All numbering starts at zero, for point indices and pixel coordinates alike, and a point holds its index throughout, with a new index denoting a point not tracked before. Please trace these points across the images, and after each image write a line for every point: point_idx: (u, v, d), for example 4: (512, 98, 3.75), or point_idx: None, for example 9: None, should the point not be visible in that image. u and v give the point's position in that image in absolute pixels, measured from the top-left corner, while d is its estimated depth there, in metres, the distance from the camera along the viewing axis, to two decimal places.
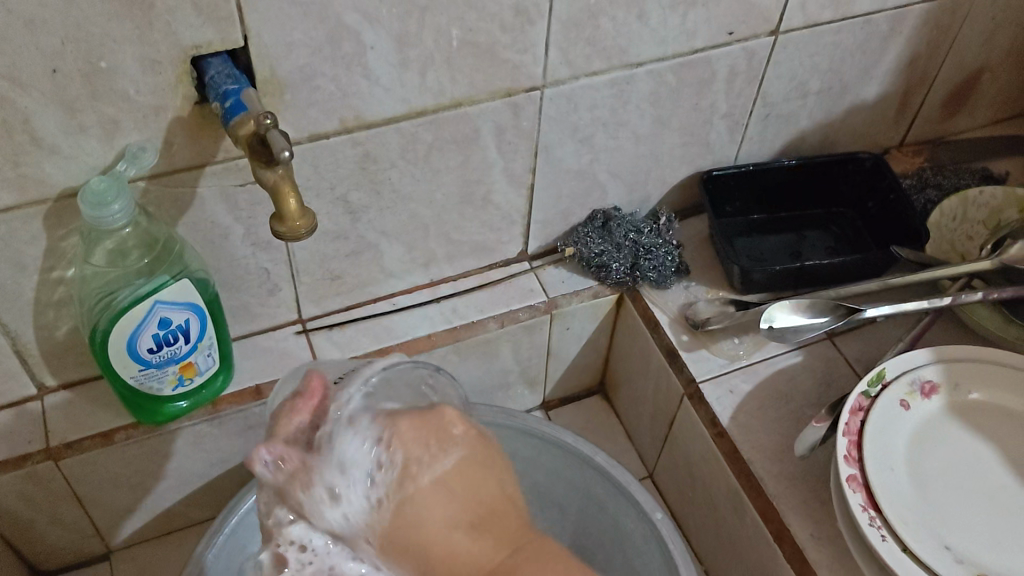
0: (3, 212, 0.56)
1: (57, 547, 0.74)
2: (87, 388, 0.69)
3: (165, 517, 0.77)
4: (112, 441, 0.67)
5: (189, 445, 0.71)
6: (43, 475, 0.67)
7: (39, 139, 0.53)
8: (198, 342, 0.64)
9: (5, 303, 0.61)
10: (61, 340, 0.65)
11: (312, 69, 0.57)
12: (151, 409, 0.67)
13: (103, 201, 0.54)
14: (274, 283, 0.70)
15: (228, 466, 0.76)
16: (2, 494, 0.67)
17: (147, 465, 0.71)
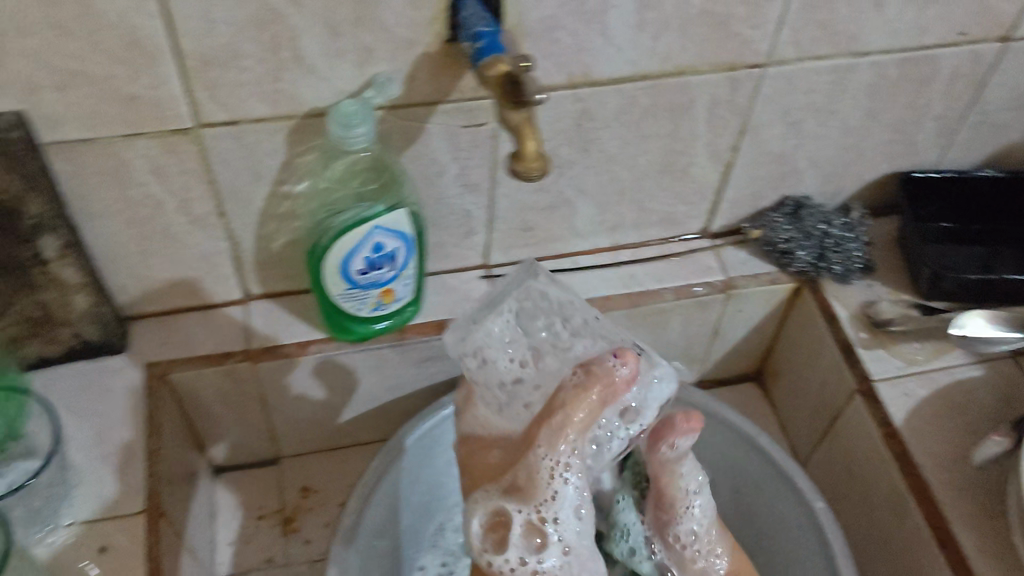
0: (255, 123, 0.60)
1: (235, 446, 0.79)
2: (287, 300, 0.74)
3: (333, 433, 0.82)
4: (306, 352, 0.71)
5: (370, 368, 0.75)
6: (240, 374, 0.72)
7: (301, 58, 0.57)
8: (401, 270, 0.68)
9: (236, 208, 0.65)
10: (275, 252, 0.70)
11: (555, 22, 0.59)
12: (346, 326, 0.71)
13: (349, 123, 0.58)
14: (472, 225, 0.73)
15: (397, 393, 0.79)
16: (203, 386, 0.72)
17: (330, 381, 0.75)
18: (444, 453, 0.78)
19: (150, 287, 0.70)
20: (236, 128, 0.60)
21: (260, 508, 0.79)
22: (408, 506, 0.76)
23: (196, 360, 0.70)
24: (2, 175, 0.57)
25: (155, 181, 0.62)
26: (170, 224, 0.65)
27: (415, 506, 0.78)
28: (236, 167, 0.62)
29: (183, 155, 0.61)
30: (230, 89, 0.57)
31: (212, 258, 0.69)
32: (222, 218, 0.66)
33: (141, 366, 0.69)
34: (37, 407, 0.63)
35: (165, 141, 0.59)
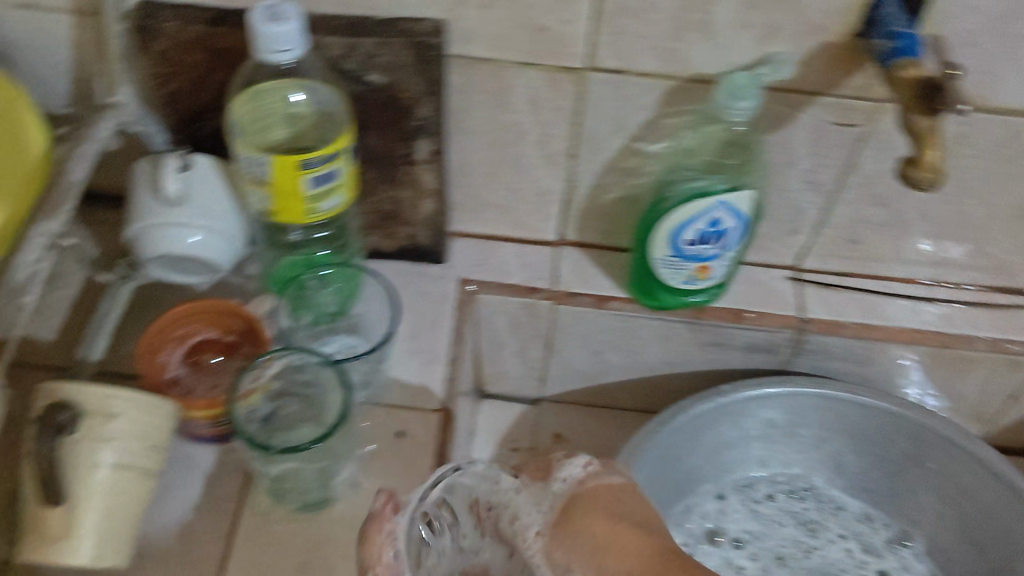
0: (639, 76, 0.62)
1: (506, 375, 0.81)
2: (597, 254, 0.75)
3: (596, 391, 0.82)
4: (605, 306, 0.73)
5: (658, 338, 0.75)
6: (539, 311, 0.74)
7: (708, 23, 0.58)
8: (726, 251, 0.67)
9: (588, 154, 0.68)
10: (605, 205, 0.72)
11: (971, 38, 0.57)
12: (652, 291, 0.71)
13: (736, 95, 0.58)
14: (799, 225, 0.72)
15: (673, 369, 0.79)
16: (501, 313, 0.74)
17: (615, 341, 0.76)
18: (712, 442, 0.75)
19: (481, 210, 0.73)
20: (620, 77, 0.62)
21: (514, 442, 0.80)
22: (663, 482, 0.73)
23: (508, 287, 0.73)
24: (410, 77, 0.60)
25: (527, 111, 0.64)
26: (524, 154, 0.68)
27: (671, 487, 0.74)
28: (604, 114, 0.64)
29: (561, 93, 0.63)
30: (631, 39, 0.59)
31: (545, 195, 0.71)
32: (571, 160, 0.68)
33: (455, 280, 0.73)
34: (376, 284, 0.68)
35: (551, 76, 0.62)
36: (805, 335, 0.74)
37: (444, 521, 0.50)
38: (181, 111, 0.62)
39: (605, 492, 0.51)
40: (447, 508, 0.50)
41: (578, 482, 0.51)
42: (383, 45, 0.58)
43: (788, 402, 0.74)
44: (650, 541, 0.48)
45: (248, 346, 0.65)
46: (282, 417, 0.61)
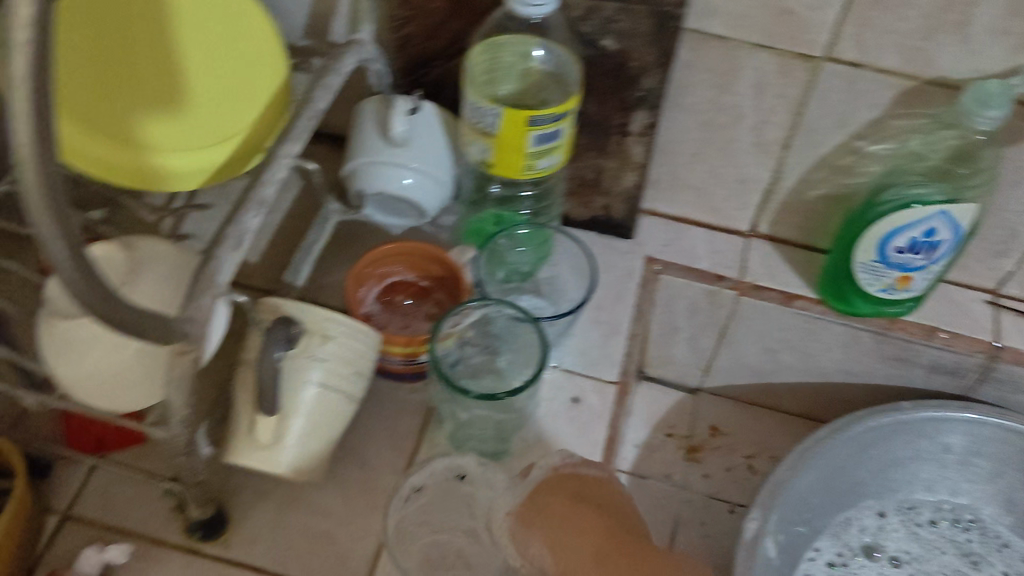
0: (878, 73, 0.60)
1: (673, 358, 0.79)
2: (787, 250, 0.73)
3: (764, 389, 0.80)
4: (791, 304, 0.71)
5: (838, 344, 0.73)
6: (721, 300, 0.72)
7: (966, 25, 0.56)
8: (933, 264, 0.65)
9: (802, 147, 0.66)
10: (807, 202, 0.70)
11: None
12: (845, 295, 0.69)
13: (984, 103, 0.56)
14: (1010, 248, 0.69)
15: (847, 378, 0.77)
16: (681, 297, 0.73)
17: (793, 341, 0.74)
18: (880, 458, 0.72)
19: (677, 190, 0.72)
20: (857, 72, 0.60)
21: (670, 426, 0.79)
22: (825, 491, 0.71)
23: (693, 270, 0.71)
24: (643, 47, 0.58)
25: (750, 95, 0.63)
26: (735, 140, 0.66)
27: (832, 497, 0.72)
28: (830, 108, 0.62)
29: (791, 80, 0.61)
30: (878, 33, 0.57)
31: (747, 184, 0.69)
32: (783, 151, 0.66)
33: (642, 258, 0.72)
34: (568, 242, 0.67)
35: (785, 62, 0.60)
36: (997, 363, 0.71)
37: (447, 496, 0.58)
38: (410, 55, 0.64)
39: (577, 482, 0.57)
40: (433, 497, 0.58)
41: (551, 467, 0.58)
42: (624, 11, 0.57)
43: (969, 427, 0.70)
44: (607, 524, 0.54)
45: (444, 291, 0.65)
46: (469, 363, 0.62)
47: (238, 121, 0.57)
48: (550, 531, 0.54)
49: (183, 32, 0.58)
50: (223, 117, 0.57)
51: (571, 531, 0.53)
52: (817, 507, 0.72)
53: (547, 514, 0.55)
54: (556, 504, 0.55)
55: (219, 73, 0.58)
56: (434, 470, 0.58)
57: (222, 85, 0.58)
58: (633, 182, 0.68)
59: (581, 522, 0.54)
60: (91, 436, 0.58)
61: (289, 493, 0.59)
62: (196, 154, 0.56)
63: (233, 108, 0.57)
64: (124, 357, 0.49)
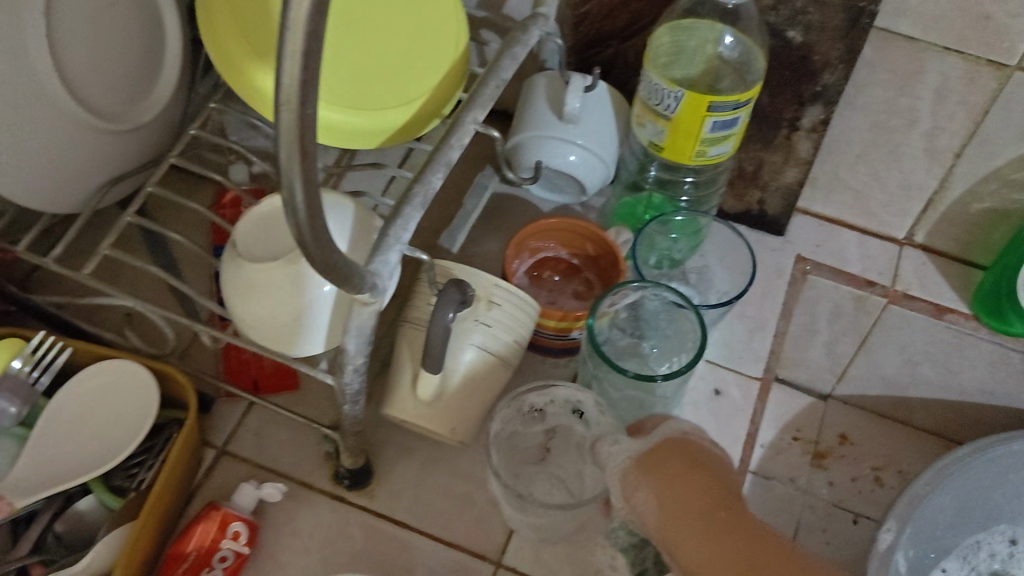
0: None
1: (809, 362, 0.78)
2: (941, 262, 0.72)
3: (896, 402, 0.79)
4: (942, 317, 0.69)
5: (986, 364, 0.71)
6: (868, 306, 0.71)
7: None
8: None
9: (974, 157, 0.64)
10: (970, 215, 0.68)
11: None
12: (1002, 312, 0.67)
13: None
14: None
15: (988, 400, 0.75)
16: (825, 300, 0.72)
17: (937, 355, 0.73)
18: (1018, 485, 0.70)
19: (834, 191, 0.71)
20: None
21: (797, 430, 0.75)
22: (958, 513, 0.70)
23: (843, 273, 0.71)
24: (830, 41, 0.57)
25: (929, 100, 0.61)
26: (904, 144, 0.65)
27: (966, 520, 0.71)
28: (1013, 121, 0.60)
29: (976, 87, 0.59)
30: None
31: (910, 191, 0.68)
32: (954, 160, 0.64)
33: (792, 256, 0.72)
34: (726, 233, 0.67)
35: (973, 69, 0.58)
36: None
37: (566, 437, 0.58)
38: (583, 35, 0.64)
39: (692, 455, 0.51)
40: (557, 441, 0.58)
41: (677, 431, 0.52)
42: (818, 4, 0.56)
43: None
44: (720, 496, 0.48)
45: (593, 270, 0.66)
46: (617, 345, 0.61)
47: (417, 84, 0.58)
48: (664, 499, 0.49)
49: (399, 15, 0.60)
50: (410, 88, 0.58)
51: (680, 506, 0.48)
52: (950, 530, 0.70)
53: (661, 474, 0.50)
54: (675, 461, 0.50)
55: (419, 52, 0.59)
56: (554, 397, 0.56)
57: (416, 61, 0.59)
58: (794, 178, 0.67)
59: (705, 489, 0.49)
60: (248, 378, 0.60)
61: (434, 451, 0.60)
62: (378, 115, 0.56)
63: (411, 73, 0.58)
64: (301, 300, 0.50)
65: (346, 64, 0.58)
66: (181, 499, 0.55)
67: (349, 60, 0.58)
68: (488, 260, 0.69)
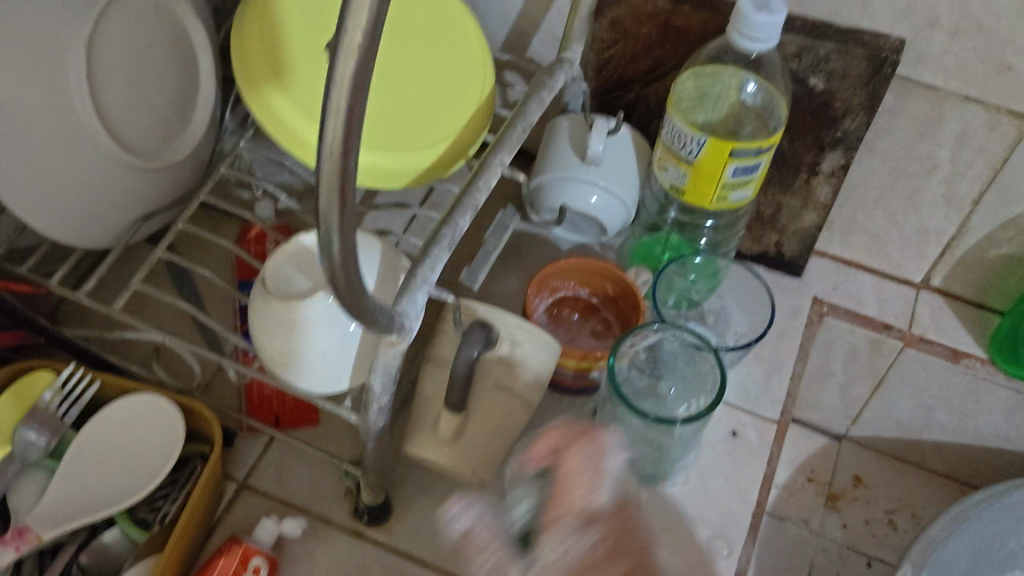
0: None
1: (822, 405, 0.78)
2: (958, 306, 0.72)
3: (910, 445, 0.78)
4: (958, 361, 0.70)
5: (1001, 409, 0.72)
6: (884, 350, 0.71)
7: None
8: None
9: (993, 204, 0.64)
10: (987, 260, 0.68)
11: None
12: (1019, 357, 0.68)
13: None
14: None
15: (1003, 446, 0.75)
16: (841, 342, 0.73)
17: (953, 400, 0.73)
18: None
19: (852, 235, 0.71)
20: None
21: (812, 472, 0.76)
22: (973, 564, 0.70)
23: (859, 317, 0.71)
24: (852, 89, 0.59)
25: (949, 147, 0.62)
26: (923, 190, 0.65)
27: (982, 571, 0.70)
28: None
29: (997, 135, 0.60)
30: None
31: (927, 235, 0.68)
32: (973, 207, 0.65)
33: (809, 298, 0.72)
34: (744, 276, 0.68)
35: (994, 117, 0.59)
36: None
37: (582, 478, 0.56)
38: (604, 78, 0.65)
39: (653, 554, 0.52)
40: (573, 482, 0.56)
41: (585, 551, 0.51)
42: (841, 52, 0.57)
43: None
44: None
45: (612, 309, 0.66)
46: (635, 386, 0.61)
47: (443, 128, 0.59)
48: None
49: (430, 59, 0.62)
50: (437, 130, 0.59)
51: None
52: None
53: None
54: None
55: (446, 95, 0.60)
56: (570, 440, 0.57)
57: (445, 104, 0.60)
58: (812, 222, 0.67)
59: None
60: (269, 412, 0.60)
61: (453, 488, 0.61)
62: (406, 157, 0.57)
63: (439, 116, 0.60)
64: (328, 338, 0.51)
65: (379, 106, 0.59)
66: (203, 531, 0.56)
67: (381, 101, 0.59)
68: (507, 297, 0.69)
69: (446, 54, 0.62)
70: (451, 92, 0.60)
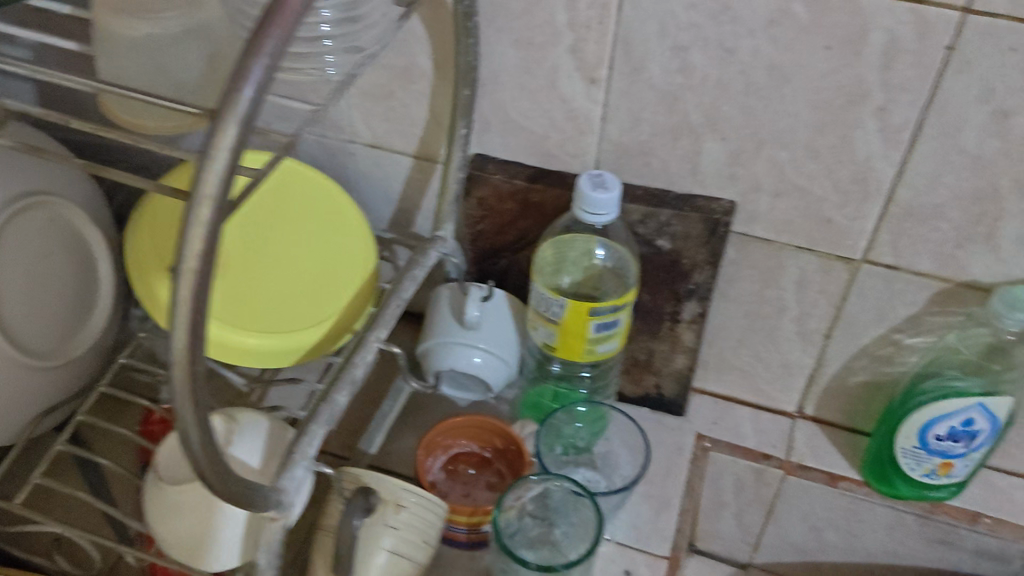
0: (912, 275, 0.64)
1: (722, 535, 0.84)
2: (830, 432, 0.77)
3: (808, 566, 0.83)
4: (835, 484, 0.74)
5: (884, 526, 0.76)
6: (767, 477, 0.76)
7: (994, 238, 0.61)
8: (973, 451, 0.68)
9: (843, 337, 0.70)
10: (849, 387, 0.73)
11: None
12: (888, 478, 0.72)
13: (1013, 306, 0.60)
14: None
15: (891, 559, 0.79)
16: (728, 473, 0.77)
17: (838, 519, 0.77)
18: None
19: (724, 372, 0.76)
20: (893, 273, 0.65)
21: None
22: None
23: (741, 450, 0.76)
24: (695, 246, 0.66)
25: (793, 290, 0.69)
26: (778, 328, 0.71)
27: None
28: (868, 304, 0.67)
29: (831, 278, 0.67)
30: (911, 240, 0.63)
31: (791, 369, 0.74)
32: (825, 339, 0.71)
33: (692, 434, 0.76)
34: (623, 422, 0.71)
35: (825, 262, 0.66)
36: None
37: None
38: (484, 245, 0.73)
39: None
40: None
41: None
42: (679, 217, 0.65)
43: None
44: None
45: (505, 460, 0.70)
46: (528, 534, 0.64)
47: (315, 309, 0.64)
48: None
49: (327, 249, 0.68)
50: (326, 309, 0.64)
51: None
52: None
53: None
54: None
55: (337, 280, 0.66)
56: None
57: (333, 287, 0.66)
58: (683, 364, 0.73)
59: None
60: None
61: None
62: (277, 337, 0.61)
63: (307, 297, 0.65)
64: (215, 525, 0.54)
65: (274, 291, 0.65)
66: None
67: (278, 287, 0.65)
68: None
69: (341, 245, 0.68)
70: (342, 278, 0.66)
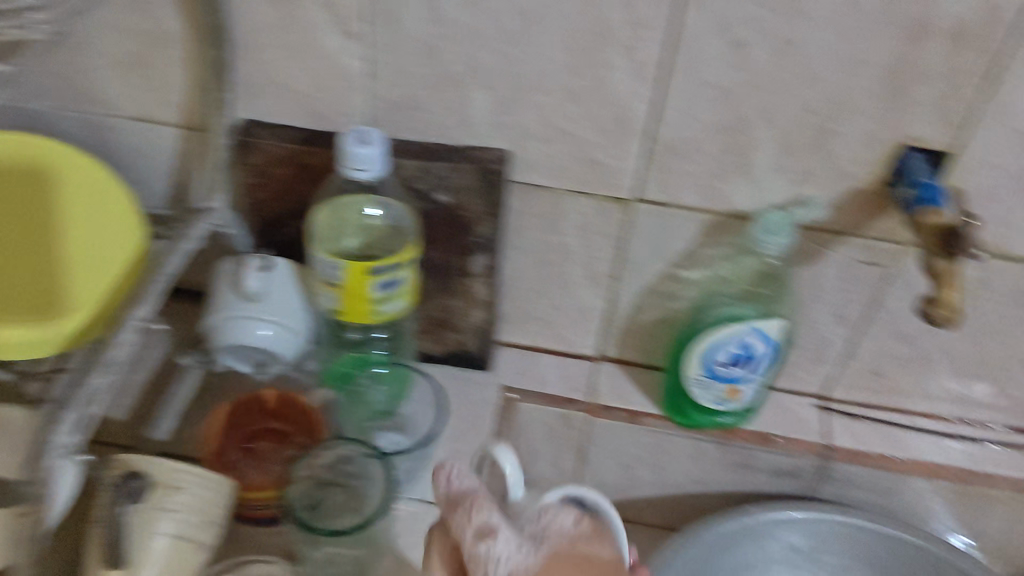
0: (682, 210, 0.68)
1: None
2: (632, 370, 0.81)
3: (626, 506, 0.86)
4: (637, 421, 0.78)
5: (687, 456, 0.79)
6: (574, 422, 0.79)
7: (750, 167, 0.63)
8: (756, 374, 0.71)
9: (630, 276, 0.73)
10: (643, 324, 0.77)
11: (992, 191, 0.62)
12: (683, 409, 0.76)
13: (766, 231, 0.64)
14: (824, 356, 0.76)
15: (700, 488, 0.83)
16: (538, 422, 0.79)
17: (646, 455, 0.80)
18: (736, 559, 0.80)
19: (527, 323, 0.79)
20: (664, 210, 0.68)
21: None
22: None
23: (547, 397, 0.78)
24: (472, 199, 0.67)
25: (577, 236, 0.71)
26: (570, 275, 0.74)
27: None
28: (647, 242, 0.71)
29: (609, 220, 0.69)
30: (677, 176, 0.65)
31: (587, 313, 0.77)
32: (613, 281, 0.74)
33: (498, 388, 0.79)
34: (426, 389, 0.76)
35: (601, 206, 0.68)
36: (830, 462, 0.76)
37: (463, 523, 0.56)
38: (266, 217, 0.71)
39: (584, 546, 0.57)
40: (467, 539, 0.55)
41: None
42: (454, 170, 0.65)
43: (805, 525, 0.78)
44: None
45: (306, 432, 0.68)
46: (329, 502, 0.60)
47: (52, 281, 0.65)
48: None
49: (81, 209, 0.67)
50: (106, 279, 0.65)
51: None
52: None
53: None
54: None
55: (104, 245, 0.66)
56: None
57: (104, 254, 0.66)
58: (480, 317, 0.75)
59: None
60: None
61: None
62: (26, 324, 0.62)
63: (65, 269, 0.65)
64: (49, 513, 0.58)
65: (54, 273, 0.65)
66: None
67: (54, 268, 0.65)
68: None
69: (93, 199, 0.67)
70: (108, 243, 0.66)
